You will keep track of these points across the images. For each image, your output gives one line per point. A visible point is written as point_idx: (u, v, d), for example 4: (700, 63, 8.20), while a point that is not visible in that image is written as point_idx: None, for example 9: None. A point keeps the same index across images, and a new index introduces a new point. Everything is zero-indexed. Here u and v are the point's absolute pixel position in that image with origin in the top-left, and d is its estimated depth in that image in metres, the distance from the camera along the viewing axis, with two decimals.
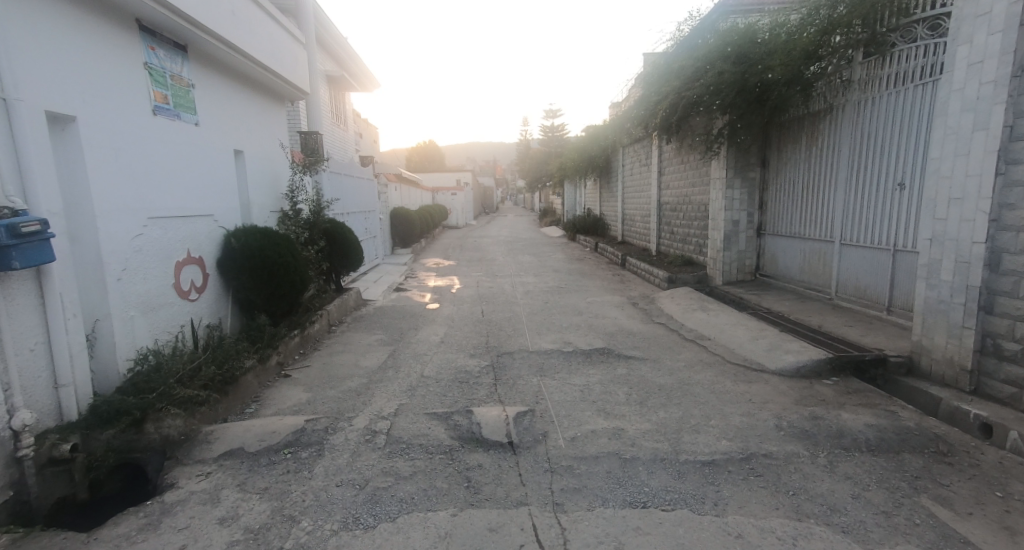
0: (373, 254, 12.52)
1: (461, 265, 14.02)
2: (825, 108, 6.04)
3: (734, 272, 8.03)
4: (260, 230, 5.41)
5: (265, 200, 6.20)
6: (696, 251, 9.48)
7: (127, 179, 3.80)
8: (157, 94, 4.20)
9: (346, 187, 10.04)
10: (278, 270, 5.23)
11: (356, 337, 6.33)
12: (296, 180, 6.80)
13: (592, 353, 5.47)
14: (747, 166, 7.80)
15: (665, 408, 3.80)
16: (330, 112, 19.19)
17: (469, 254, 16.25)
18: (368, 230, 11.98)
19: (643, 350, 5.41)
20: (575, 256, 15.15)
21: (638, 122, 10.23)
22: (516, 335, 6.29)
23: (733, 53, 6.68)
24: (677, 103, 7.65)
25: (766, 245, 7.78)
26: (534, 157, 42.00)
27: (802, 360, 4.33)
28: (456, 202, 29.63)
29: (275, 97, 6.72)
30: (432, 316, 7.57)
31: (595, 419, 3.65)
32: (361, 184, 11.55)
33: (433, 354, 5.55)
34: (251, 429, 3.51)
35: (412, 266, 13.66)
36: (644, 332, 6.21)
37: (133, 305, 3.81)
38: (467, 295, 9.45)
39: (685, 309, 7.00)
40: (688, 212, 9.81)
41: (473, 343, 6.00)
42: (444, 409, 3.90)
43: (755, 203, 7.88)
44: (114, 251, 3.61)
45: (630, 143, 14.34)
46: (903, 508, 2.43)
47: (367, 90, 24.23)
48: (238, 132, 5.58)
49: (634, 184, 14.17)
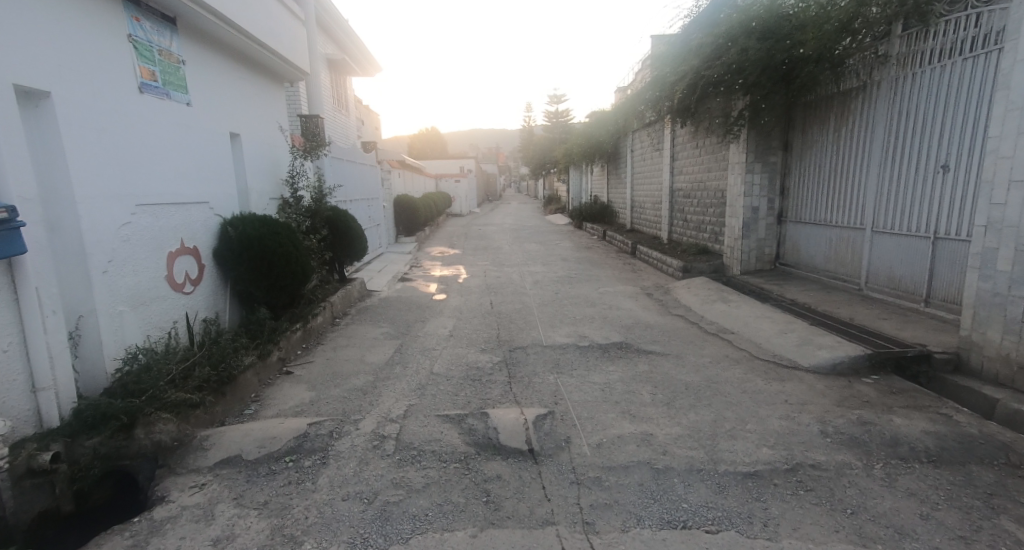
0: (377, 243, 12.24)
1: (468, 253, 13.74)
2: (859, 86, 5.70)
3: (752, 261, 7.77)
4: (258, 218, 5.11)
5: (264, 186, 5.88)
6: (711, 239, 9.17)
7: (111, 163, 3.50)
8: (142, 69, 3.89)
9: (349, 173, 9.74)
10: (279, 259, 4.97)
11: (361, 330, 6.06)
12: (297, 165, 6.48)
13: (610, 347, 5.19)
14: (769, 150, 7.49)
15: (695, 409, 3.52)
16: (331, 97, 18.86)
17: (474, 243, 15.95)
18: (371, 217, 11.72)
19: (664, 345, 5.12)
20: (584, 244, 14.84)
21: (652, 105, 9.87)
22: (528, 328, 6.01)
23: (758, 28, 6.33)
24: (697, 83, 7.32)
25: (787, 233, 7.49)
26: (538, 143, 41.45)
27: (838, 356, 4.04)
28: (460, 189, 29.27)
29: (273, 78, 6.37)
30: (439, 308, 7.28)
31: (621, 423, 3.37)
32: (364, 170, 11.25)
33: (442, 349, 5.27)
34: (250, 433, 3.25)
35: (417, 254, 13.39)
36: (661, 325, 5.94)
37: (122, 299, 3.52)
38: (474, 285, 9.17)
39: (704, 301, 6.71)
40: (703, 198, 9.50)
41: (483, 336, 5.73)
42: (457, 411, 3.63)
43: (776, 189, 7.58)
44: (98, 241, 3.33)
45: (640, 127, 13.92)
46: (982, 533, 2.15)
47: (370, 75, 23.87)
48: (235, 114, 5.27)
49: (644, 169, 13.81)
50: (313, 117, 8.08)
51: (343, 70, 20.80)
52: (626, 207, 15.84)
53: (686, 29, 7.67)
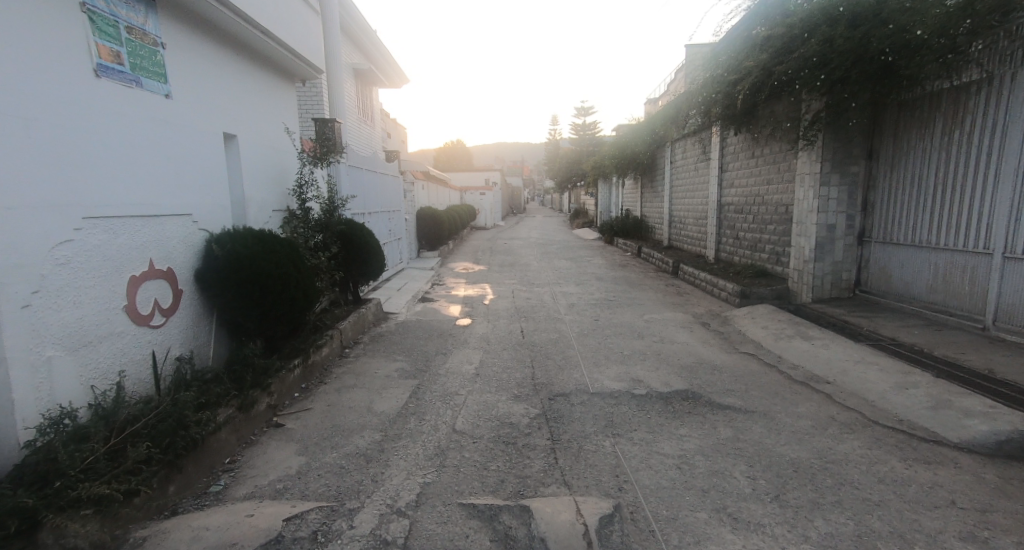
0: (397, 258, 11.46)
1: (494, 270, 12.88)
2: (981, 78, 4.83)
3: (827, 286, 6.78)
4: (252, 234, 4.24)
5: (266, 196, 5.02)
6: (771, 260, 8.12)
7: (45, 160, 2.60)
8: (101, 48, 2.96)
9: (367, 183, 8.98)
10: (274, 283, 4.07)
11: (372, 363, 5.20)
12: (305, 173, 5.64)
13: (673, 399, 4.19)
14: (850, 159, 6.48)
15: (821, 515, 2.51)
16: (357, 107, 18.39)
17: (501, 259, 15.09)
18: (392, 231, 10.97)
19: (742, 399, 4.10)
20: (618, 262, 13.85)
21: (702, 109, 8.94)
22: (568, 367, 5.05)
23: (847, 14, 5.36)
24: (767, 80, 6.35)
25: (872, 256, 6.49)
26: (565, 155, 40.59)
27: (1004, 433, 3.04)
28: (486, 202, 28.53)
29: (284, 75, 5.54)
30: (463, 337, 6.36)
31: (720, 534, 2.39)
32: (384, 180, 10.51)
33: (466, 394, 4.35)
34: (203, 536, 2.34)
35: (440, 271, 12.59)
36: (730, 367, 4.92)
37: (55, 341, 2.60)
38: (502, 307, 8.26)
39: (776, 336, 5.66)
40: (761, 213, 8.45)
41: (516, 377, 4.79)
42: (487, 500, 2.69)
43: (858, 204, 6.57)
44: (18, 266, 2.43)
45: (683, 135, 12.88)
46: None
47: (397, 86, 23.44)
48: (233, 110, 4.39)
49: (686, 181, 12.78)
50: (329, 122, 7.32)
51: (369, 80, 20.36)
52: (663, 221, 14.76)
53: (749, 19, 6.73)
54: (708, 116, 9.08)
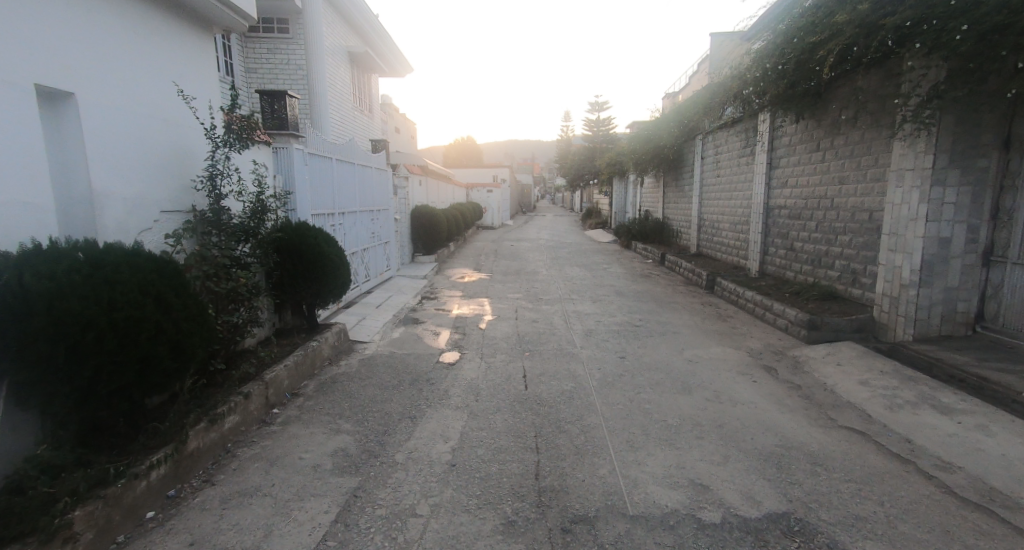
0: (382, 265, 9.88)
1: (496, 279, 11.27)
2: None
3: (935, 320, 5.07)
4: (80, 255, 2.58)
5: (143, 190, 3.37)
6: (843, 279, 6.41)
7: None
8: None
9: (337, 177, 7.39)
10: (104, 339, 2.41)
11: (301, 440, 3.54)
12: (221, 157, 3.97)
13: (768, 535, 2.54)
14: (979, 149, 4.76)
15: None
16: (349, 96, 16.85)
17: (505, 264, 13.47)
18: (374, 233, 9.39)
19: (888, 543, 2.44)
20: (639, 271, 12.21)
21: (757, 88, 7.20)
22: (590, 451, 3.43)
23: None
24: (880, 33, 4.77)
25: (1004, 283, 4.79)
26: (578, 152, 38.83)
27: None
28: (492, 200, 26.88)
29: (194, 19, 3.91)
30: (443, 386, 4.70)
31: None
32: (366, 174, 8.93)
33: (430, 511, 2.74)
34: None
35: (435, 280, 11.00)
36: (836, 461, 3.24)
37: None
38: (502, 334, 6.65)
39: (887, 399, 3.96)
40: (830, 219, 6.73)
41: (513, 470, 3.18)
42: None
43: (985, 211, 4.85)
44: None
45: (719, 125, 11.16)
46: None
47: (400, 74, 21.97)
48: (59, 50, 2.76)
49: (721, 180, 11.12)
50: (278, 96, 5.70)
51: (366, 67, 18.77)
52: (692, 225, 13.02)
53: None
54: (763, 97, 7.34)
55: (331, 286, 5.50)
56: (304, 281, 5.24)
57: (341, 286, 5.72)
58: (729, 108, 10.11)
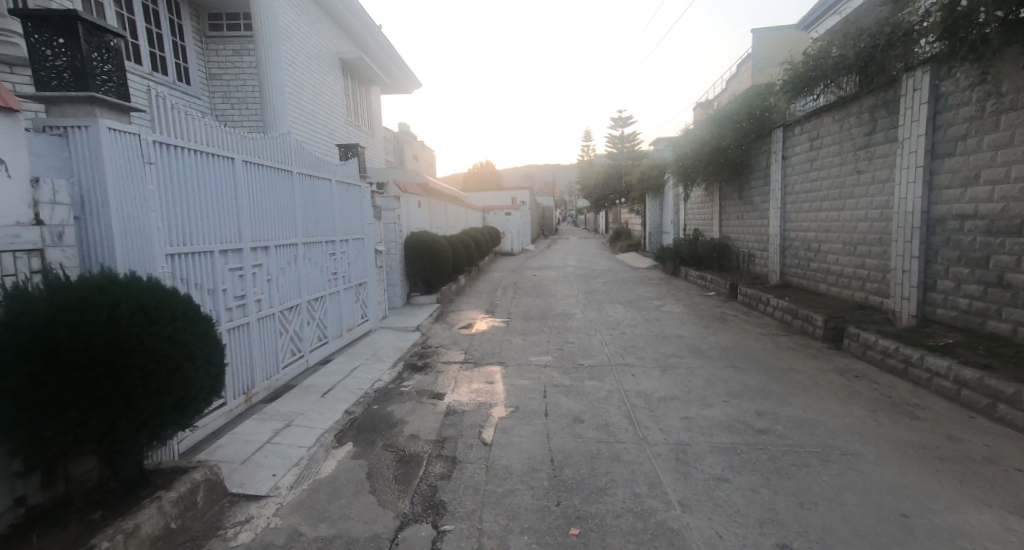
0: (352, 318, 7.02)
1: (515, 328, 8.34)
2: None
3: None
4: None
5: None
6: None
7: None
8: None
9: (253, 194, 4.60)
10: None
11: None
12: None
13: None
14: None
15: None
16: (341, 110, 14.27)
17: (527, 303, 10.55)
18: (338, 274, 6.55)
19: None
20: (707, 311, 9.15)
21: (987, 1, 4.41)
22: None
23: None
24: None
25: None
26: (603, 170, 36.16)
27: None
28: (512, 223, 24.09)
29: None
30: None
31: None
32: (321, 190, 6.17)
33: None
34: None
35: (432, 332, 8.10)
36: None
37: None
38: (524, 461, 3.69)
39: None
40: None
41: None
42: None
43: None
44: None
45: (817, 112, 8.22)
46: None
47: (406, 89, 19.62)
48: None
49: (825, 185, 8.12)
50: (94, 31, 2.92)
51: (363, 77, 16.23)
52: (772, 246, 9.96)
53: None
54: (980, 26, 4.61)
55: (138, 419, 2.47)
56: (59, 417, 2.28)
57: (182, 411, 2.69)
58: (847, 81, 7.20)
